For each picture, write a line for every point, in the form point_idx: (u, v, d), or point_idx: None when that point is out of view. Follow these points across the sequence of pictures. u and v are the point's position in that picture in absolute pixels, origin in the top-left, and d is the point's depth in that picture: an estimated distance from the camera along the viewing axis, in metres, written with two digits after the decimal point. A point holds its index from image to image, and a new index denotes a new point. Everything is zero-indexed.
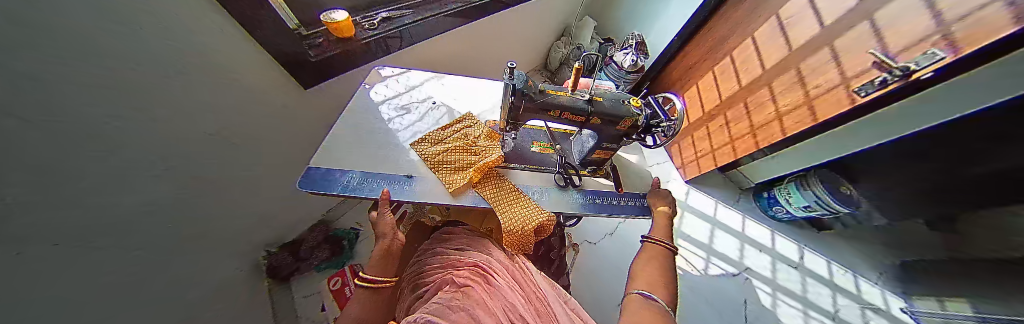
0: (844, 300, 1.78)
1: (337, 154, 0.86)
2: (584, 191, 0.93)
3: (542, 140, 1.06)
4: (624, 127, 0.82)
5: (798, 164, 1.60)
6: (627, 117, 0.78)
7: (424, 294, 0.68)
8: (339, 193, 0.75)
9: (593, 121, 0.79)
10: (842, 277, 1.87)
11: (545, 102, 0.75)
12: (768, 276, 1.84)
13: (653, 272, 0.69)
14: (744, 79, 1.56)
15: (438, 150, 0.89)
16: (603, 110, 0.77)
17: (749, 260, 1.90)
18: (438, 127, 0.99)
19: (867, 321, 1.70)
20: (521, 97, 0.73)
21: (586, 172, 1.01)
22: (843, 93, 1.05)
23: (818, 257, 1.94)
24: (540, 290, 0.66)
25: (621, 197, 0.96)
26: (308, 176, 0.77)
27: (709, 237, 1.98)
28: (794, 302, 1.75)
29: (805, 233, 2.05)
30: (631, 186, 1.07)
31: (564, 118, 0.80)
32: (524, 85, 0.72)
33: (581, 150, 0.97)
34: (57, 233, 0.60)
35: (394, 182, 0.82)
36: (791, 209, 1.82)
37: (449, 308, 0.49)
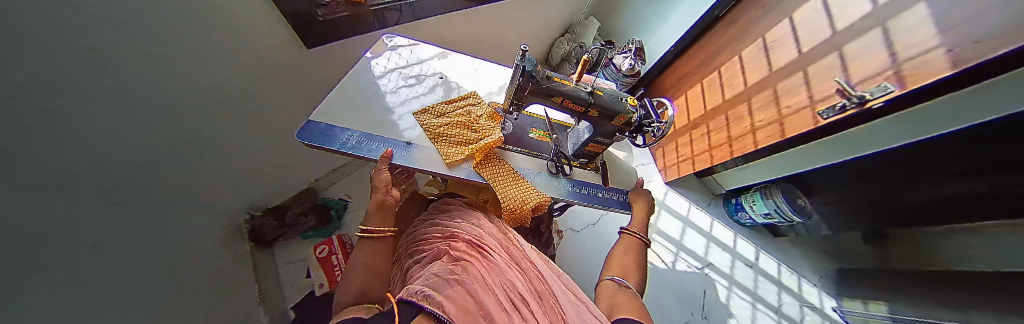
0: (788, 298, 2.02)
1: (340, 113, 0.86)
2: (573, 180, 0.99)
3: (541, 128, 1.08)
4: (619, 124, 0.85)
5: (767, 174, 1.75)
6: (624, 113, 0.81)
7: (422, 259, 0.69)
8: (338, 149, 0.76)
9: (591, 113, 0.82)
10: (788, 277, 2.11)
11: (549, 88, 0.77)
12: (727, 272, 2.04)
13: (628, 260, 0.80)
14: (729, 93, 1.66)
15: (439, 123, 0.91)
16: (602, 103, 0.79)
17: (713, 258, 2.08)
18: (442, 101, 1.00)
19: (803, 316, 1.95)
20: (527, 79, 0.74)
21: (576, 162, 1.05)
22: (809, 114, 1.15)
23: (770, 259, 2.17)
24: (541, 273, 0.66)
25: (607, 190, 1.02)
26: (307, 128, 0.77)
27: (680, 234, 2.14)
28: (747, 295, 1.96)
29: (764, 238, 2.27)
30: (616, 182, 1.09)
31: (564, 106, 0.82)
32: (530, 66, 0.73)
33: (576, 142, 0.99)
34: (52, 190, 0.58)
35: (394, 146, 0.84)
36: (753, 215, 2.01)
37: (448, 282, 0.50)
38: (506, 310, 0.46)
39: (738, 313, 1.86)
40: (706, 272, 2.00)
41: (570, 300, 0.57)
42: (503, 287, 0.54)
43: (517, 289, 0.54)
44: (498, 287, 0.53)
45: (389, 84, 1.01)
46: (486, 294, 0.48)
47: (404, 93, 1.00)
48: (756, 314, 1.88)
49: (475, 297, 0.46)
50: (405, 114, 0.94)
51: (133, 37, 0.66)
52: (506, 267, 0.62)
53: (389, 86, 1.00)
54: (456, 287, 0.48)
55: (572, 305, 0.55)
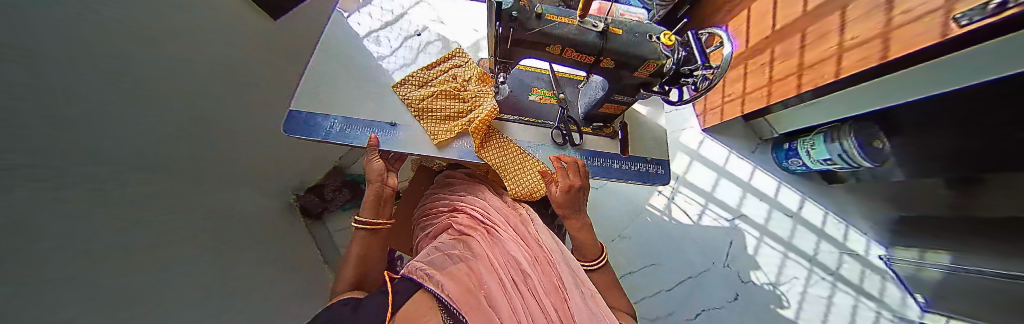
0: (826, 246, 1.89)
1: (318, 95, 0.79)
2: (584, 150, 0.88)
3: (542, 87, 0.96)
4: (646, 74, 0.69)
5: (843, 111, 1.42)
6: (649, 61, 0.66)
7: (429, 232, 0.76)
8: (323, 139, 0.72)
9: (604, 62, 0.67)
10: (833, 225, 1.94)
11: (541, 32, 0.61)
12: (761, 223, 1.92)
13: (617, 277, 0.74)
14: (815, 2, 1.26)
15: (421, 95, 0.81)
16: (617, 47, 0.64)
17: (747, 208, 1.96)
18: (422, 67, 0.86)
19: (840, 264, 1.85)
20: (510, 21, 0.58)
21: (589, 129, 0.92)
22: (937, 21, 0.82)
23: (817, 208, 1.98)
24: (545, 246, 0.63)
25: (623, 160, 0.89)
26: (291, 119, 0.73)
27: (712, 186, 1.99)
28: (778, 245, 1.87)
29: (812, 186, 2.04)
30: (638, 150, 0.93)
31: (566, 56, 0.67)
32: (513, 8, 0.57)
33: (590, 100, 0.85)
34: (129, 174, 0.67)
35: (377, 130, 0.78)
36: (808, 162, 1.75)
37: (449, 260, 0.57)
38: (504, 285, 0.51)
39: (764, 261, 1.83)
40: (735, 224, 1.91)
41: (578, 285, 0.54)
42: (504, 263, 0.57)
43: (519, 265, 0.56)
44: (499, 263, 0.56)
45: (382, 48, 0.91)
46: (486, 272, 0.53)
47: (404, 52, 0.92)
48: (784, 263, 1.84)
49: (476, 275, 0.52)
50: (385, 88, 0.85)
51: (135, 18, 0.67)
52: (511, 240, 0.64)
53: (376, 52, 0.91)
54: (455, 266, 0.55)
55: (577, 286, 0.54)
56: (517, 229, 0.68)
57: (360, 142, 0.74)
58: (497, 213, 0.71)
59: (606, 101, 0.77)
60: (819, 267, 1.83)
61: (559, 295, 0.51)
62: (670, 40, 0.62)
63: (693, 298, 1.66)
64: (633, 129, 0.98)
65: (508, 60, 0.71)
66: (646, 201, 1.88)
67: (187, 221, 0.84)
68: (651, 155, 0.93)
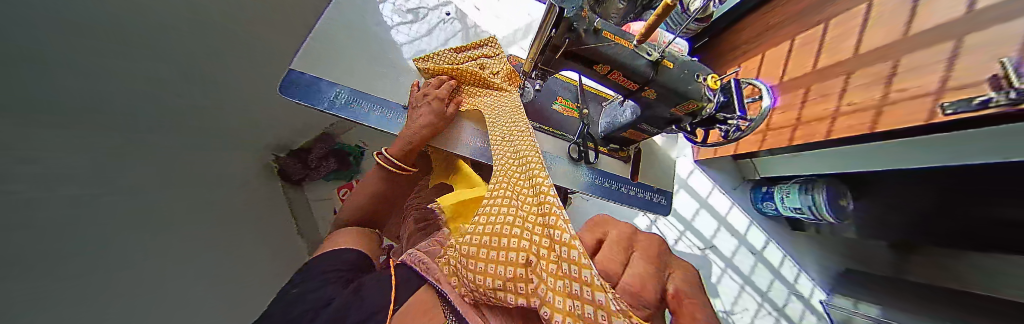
0: (779, 286, 2.05)
1: (327, 60, 0.77)
2: (596, 170, 0.88)
3: (567, 97, 0.93)
4: (681, 111, 0.66)
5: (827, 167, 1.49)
6: (692, 100, 0.61)
7: (424, 229, 0.70)
8: (325, 110, 0.69)
9: (646, 92, 0.64)
10: (789, 268, 2.10)
11: (595, 48, 0.55)
12: (728, 256, 2.05)
13: None
14: (825, 62, 1.32)
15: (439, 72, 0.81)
16: (667, 80, 0.60)
17: (719, 240, 2.08)
18: (449, 48, 0.87)
19: (787, 302, 2.02)
20: (566, 31, 0.52)
21: (606, 149, 0.93)
22: (927, 104, 0.85)
23: (778, 251, 2.13)
24: None
25: (634, 186, 0.91)
26: (290, 80, 0.69)
27: (693, 214, 2.09)
28: (737, 278, 2.02)
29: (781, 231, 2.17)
30: (646, 177, 0.96)
31: (609, 77, 0.63)
32: (570, 17, 0.50)
33: (612, 122, 0.86)
34: (29, 108, 0.55)
35: (385, 109, 0.77)
36: (781, 207, 1.83)
37: (452, 250, 0.48)
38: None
39: (723, 292, 1.96)
40: (706, 253, 2.02)
41: None
42: None
43: None
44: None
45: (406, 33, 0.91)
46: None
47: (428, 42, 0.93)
48: (740, 294, 1.98)
49: None
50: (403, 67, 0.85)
51: None
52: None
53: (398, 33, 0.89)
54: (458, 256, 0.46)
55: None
56: None
57: (365, 120, 0.72)
58: None
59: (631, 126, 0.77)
60: (769, 301, 2.00)
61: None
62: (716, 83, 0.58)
63: None
64: (646, 156, 1.00)
65: (547, 68, 0.66)
66: (630, 220, 1.95)
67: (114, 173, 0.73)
68: (657, 183, 0.96)
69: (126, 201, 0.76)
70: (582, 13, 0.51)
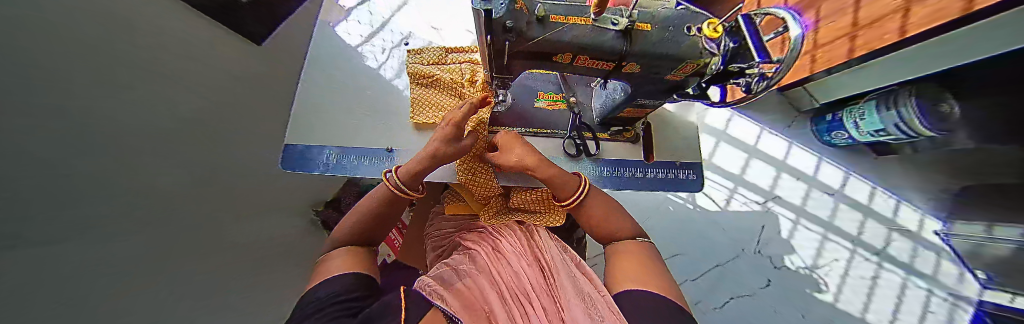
0: (873, 225, 1.72)
1: (312, 119, 0.75)
2: (600, 161, 0.78)
3: (549, 91, 0.81)
4: (679, 75, 0.47)
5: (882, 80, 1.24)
6: (689, 61, 0.42)
7: (440, 253, 0.72)
8: (324, 174, 0.69)
9: (628, 67, 0.46)
10: (882, 201, 1.75)
11: (549, 39, 0.41)
12: (797, 204, 1.77)
13: (635, 256, 0.50)
14: None
15: (422, 72, 0.75)
16: (649, 47, 0.41)
17: (782, 190, 1.80)
18: (445, 48, 0.81)
19: (889, 242, 1.69)
20: (503, 31, 0.38)
21: (606, 134, 0.81)
22: None
23: (862, 184, 1.78)
24: (546, 253, 0.59)
25: (648, 168, 0.80)
26: (286, 155, 0.70)
27: (742, 168, 1.83)
28: (817, 227, 1.73)
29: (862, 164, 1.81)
30: (664, 153, 0.83)
31: (578, 64, 0.48)
32: (494, 9, 0.33)
33: (603, 106, 0.72)
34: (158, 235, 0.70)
35: (376, 159, 0.72)
36: (856, 134, 1.54)
37: (458, 274, 0.53)
38: (507, 298, 0.46)
39: (801, 246, 1.70)
40: (769, 207, 1.77)
41: (574, 283, 0.49)
42: (509, 277, 0.52)
43: (523, 281, 0.51)
44: (505, 278, 0.52)
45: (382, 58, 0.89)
46: (489, 286, 0.49)
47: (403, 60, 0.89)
48: (824, 245, 1.70)
49: (481, 290, 0.48)
50: (386, 93, 0.81)
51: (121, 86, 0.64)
52: (515, 251, 0.60)
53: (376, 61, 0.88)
54: (463, 281, 0.51)
55: (568, 273, 0.52)
56: (522, 240, 0.64)
57: (360, 173, 0.70)
58: (506, 226, 0.70)
59: (625, 106, 0.59)
60: (863, 246, 1.69)
61: (551, 296, 0.47)
62: (715, 32, 0.37)
63: (721, 286, 1.59)
64: (660, 129, 0.87)
65: (506, 76, 0.53)
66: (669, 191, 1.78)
67: (231, 257, 0.91)
68: (678, 157, 0.84)
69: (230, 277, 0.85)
70: (508, 5, 0.35)
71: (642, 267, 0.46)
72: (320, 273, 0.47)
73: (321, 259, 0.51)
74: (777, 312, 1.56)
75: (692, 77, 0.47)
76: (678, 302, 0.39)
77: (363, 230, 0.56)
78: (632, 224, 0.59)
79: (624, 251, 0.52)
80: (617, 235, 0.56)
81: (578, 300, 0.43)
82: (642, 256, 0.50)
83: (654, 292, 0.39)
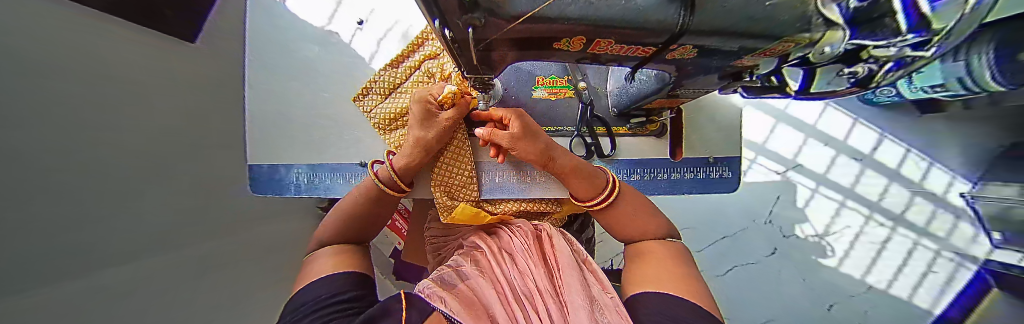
0: (896, 189, 1.61)
1: (272, 137, 0.67)
2: (616, 163, 0.68)
3: (554, 75, 0.66)
4: (745, 65, 0.31)
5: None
6: (783, 43, 0.22)
7: (441, 255, 0.69)
8: (295, 196, 0.66)
9: (682, 51, 0.26)
10: (909, 168, 1.59)
11: (542, 17, 0.20)
12: (819, 172, 1.66)
13: (662, 253, 0.44)
14: None
15: (390, 110, 0.62)
16: (720, 25, 0.20)
17: (805, 158, 1.68)
18: (386, 64, 0.65)
19: (909, 206, 1.60)
20: (462, 11, 0.20)
21: (625, 129, 0.69)
22: None
23: (898, 147, 1.61)
24: (556, 246, 0.52)
25: (673, 168, 0.71)
26: (254, 178, 0.66)
27: (765, 136, 1.69)
28: (836, 194, 1.65)
29: (925, 134, 1.54)
30: (695, 149, 0.73)
31: (593, 52, 0.29)
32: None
33: (623, 93, 0.58)
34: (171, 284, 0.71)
35: (349, 175, 0.66)
36: (904, 91, 1.27)
37: (460, 273, 0.45)
38: (508, 301, 0.39)
39: (814, 216, 1.65)
40: (787, 176, 1.67)
41: (586, 288, 0.42)
42: (512, 277, 0.45)
43: (531, 282, 0.43)
44: (508, 278, 0.45)
45: (324, 53, 0.71)
46: (490, 286, 0.42)
47: (360, 50, 0.73)
48: (839, 212, 1.64)
49: (483, 295, 0.40)
50: (344, 100, 0.69)
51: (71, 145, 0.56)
52: (521, 248, 0.52)
53: (319, 54, 0.71)
54: (466, 282, 0.43)
55: (579, 271, 0.46)
56: (530, 234, 0.57)
57: (335, 194, 0.65)
58: (510, 226, 0.62)
59: (659, 97, 0.47)
60: (880, 212, 1.61)
61: (556, 300, 0.40)
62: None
63: (725, 256, 1.62)
64: (694, 118, 0.73)
65: (485, 75, 0.37)
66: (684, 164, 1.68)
67: (262, 271, 0.97)
68: (712, 153, 0.73)
69: (256, 294, 0.92)
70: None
71: (670, 270, 0.39)
72: (304, 277, 0.42)
73: (309, 258, 0.47)
74: (777, 275, 1.62)
75: (767, 62, 0.29)
76: (710, 309, 0.33)
77: (347, 230, 0.51)
78: (664, 222, 0.51)
79: (645, 252, 0.45)
80: (647, 231, 0.48)
81: (585, 303, 0.37)
82: (667, 255, 0.43)
83: (669, 291, 0.34)
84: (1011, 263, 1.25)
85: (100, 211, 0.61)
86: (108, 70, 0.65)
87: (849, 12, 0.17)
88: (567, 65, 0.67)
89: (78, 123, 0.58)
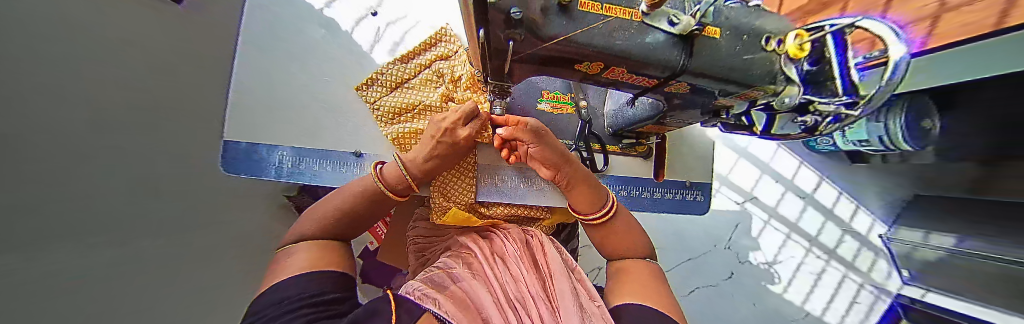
0: (830, 227, 1.82)
1: (251, 113, 0.61)
2: (608, 178, 0.73)
3: (556, 89, 0.70)
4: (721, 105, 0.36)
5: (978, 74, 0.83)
6: (755, 90, 0.27)
7: (425, 258, 0.67)
8: (274, 180, 0.61)
9: (677, 87, 0.31)
10: (842, 206, 1.82)
11: (575, 41, 0.22)
12: (770, 205, 1.86)
13: (642, 271, 0.46)
14: None
15: (397, 104, 0.63)
16: (711, 70, 0.25)
17: (760, 191, 1.87)
18: (394, 59, 0.65)
19: (839, 243, 1.80)
20: (506, 26, 0.19)
21: (617, 147, 0.74)
22: None
23: (833, 190, 1.83)
24: (548, 255, 0.53)
25: (655, 188, 0.77)
26: (225, 155, 0.59)
27: (729, 168, 1.86)
28: (783, 226, 1.85)
29: (851, 179, 1.82)
30: (675, 172, 0.79)
31: (608, 76, 0.32)
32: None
33: (617, 115, 0.64)
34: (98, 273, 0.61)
35: (342, 164, 0.65)
36: (841, 143, 1.49)
37: (451, 276, 0.44)
38: (501, 303, 0.37)
39: (765, 245, 1.83)
40: (745, 206, 1.85)
41: (576, 296, 0.42)
42: (503, 278, 0.44)
43: (525, 285, 0.43)
44: (500, 280, 0.44)
45: (329, 37, 0.70)
46: (483, 288, 0.40)
47: (361, 39, 0.72)
48: (785, 243, 1.83)
49: (475, 294, 0.39)
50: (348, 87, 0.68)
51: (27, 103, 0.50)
52: (515, 253, 0.53)
53: (323, 38, 0.69)
54: (458, 284, 0.41)
55: (567, 279, 0.47)
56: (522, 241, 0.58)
57: (322, 182, 0.62)
58: (501, 230, 0.64)
59: (651, 124, 0.53)
60: (820, 245, 1.81)
61: (549, 306, 0.39)
62: (804, 51, 0.24)
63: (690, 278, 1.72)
64: (673, 145, 0.81)
65: (506, 83, 0.38)
66: None
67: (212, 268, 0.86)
68: (690, 177, 0.81)
69: (190, 294, 0.81)
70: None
71: (646, 286, 0.42)
72: (279, 270, 0.40)
73: (285, 251, 0.44)
74: (733, 299, 1.75)
75: (741, 105, 0.35)
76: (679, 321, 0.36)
77: (333, 228, 0.48)
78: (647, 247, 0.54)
79: (630, 266, 0.49)
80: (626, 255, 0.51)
81: (577, 310, 0.37)
82: (648, 274, 0.46)
83: (649, 305, 0.37)
84: (915, 297, 1.46)
85: (36, 184, 0.53)
86: (64, 22, 0.56)
87: (807, 68, 0.25)
88: (571, 83, 0.71)
89: (34, 79, 0.51)
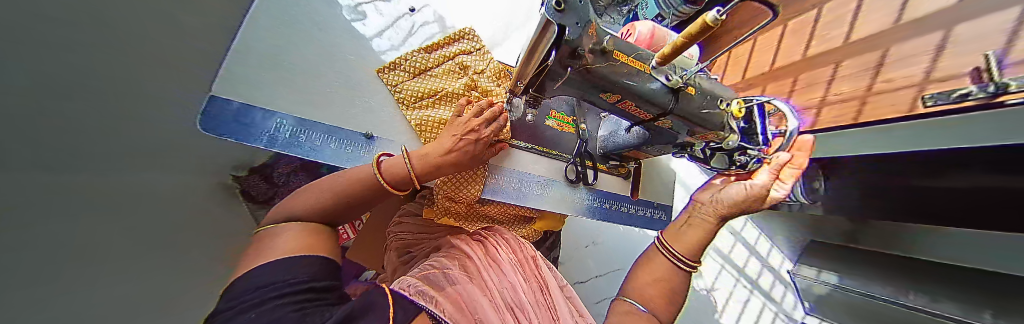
0: (754, 261, 2.14)
1: (260, 81, 0.63)
2: (596, 192, 0.86)
3: (562, 110, 0.84)
4: (698, 138, 0.65)
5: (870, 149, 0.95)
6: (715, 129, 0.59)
7: (410, 259, 0.69)
8: (267, 148, 0.58)
9: (661, 121, 0.60)
10: (762, 244, 2.17)
11: (606, 75, 0.50)
12: None
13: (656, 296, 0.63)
14: (816, 49, 1.14)
15: (421, 89, 0.74)
16: (688, 110, 0.56)
17: None
18: (419, 49, 0.77)
19: (759, 274, 2.13)
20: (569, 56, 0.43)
21: (605, 166, 0.89)
22: (910, 95, 0.82)
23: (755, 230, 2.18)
24: (538, 269, 0.68)
25: (633, 204, 0.94)
26: (208, 110, 0.54)
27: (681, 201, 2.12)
28: (720, 257, 2.13)
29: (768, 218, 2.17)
30: (644, 193, 0.98)
31: (623, 108, 0.59)
32: (614, 46, 0.48)
33: (611, 135, 0.82)
34: None
35: (347, 143, 0.68)
36: None
37: (446, 277, 0.52)
38: (500, 308, 0.50)
39: (706, 272, 2.08)
40: None
41: (551, 313, 0.57)
42: (498, 286, 0.56)
43: (518, 293, 0.57)
44: (497, 286, 0.56)
45: (360, 30, 0.82)
46: (482, 294, 0.51)
47: (381, 41, 0.84)
48: (721, 272, 2.10)
49: (475, 299, 0.49)
50: (367, 69, 0.78)
51: None
52: (510, 261, 0.64)
53: (350, 31, 0.80)
54: (454, 286, 0.50)
55: (555, 292, 0.63)
56: (515, 251, 0.69)
57: (324, 157, 0.64)
58: (496, 234, 0.72)
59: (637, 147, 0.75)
60: (746, 276, 2.11)
61: (547, 313, 0.56)
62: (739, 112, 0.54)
63: None
64: (645, 173, 0.99)
65: (540, 96, 0.58)
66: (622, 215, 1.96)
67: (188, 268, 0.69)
68: (658, 200, 1.01)
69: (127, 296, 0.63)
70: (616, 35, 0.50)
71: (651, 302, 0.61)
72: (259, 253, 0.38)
73: (267, 232, 0.43)
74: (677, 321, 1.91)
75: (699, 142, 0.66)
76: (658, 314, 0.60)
77: (327, 210, 0.50)
78: None
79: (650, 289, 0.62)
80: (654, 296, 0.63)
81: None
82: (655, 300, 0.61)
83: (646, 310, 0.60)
84: None
85: None
86: None
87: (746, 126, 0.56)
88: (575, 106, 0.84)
89: None
